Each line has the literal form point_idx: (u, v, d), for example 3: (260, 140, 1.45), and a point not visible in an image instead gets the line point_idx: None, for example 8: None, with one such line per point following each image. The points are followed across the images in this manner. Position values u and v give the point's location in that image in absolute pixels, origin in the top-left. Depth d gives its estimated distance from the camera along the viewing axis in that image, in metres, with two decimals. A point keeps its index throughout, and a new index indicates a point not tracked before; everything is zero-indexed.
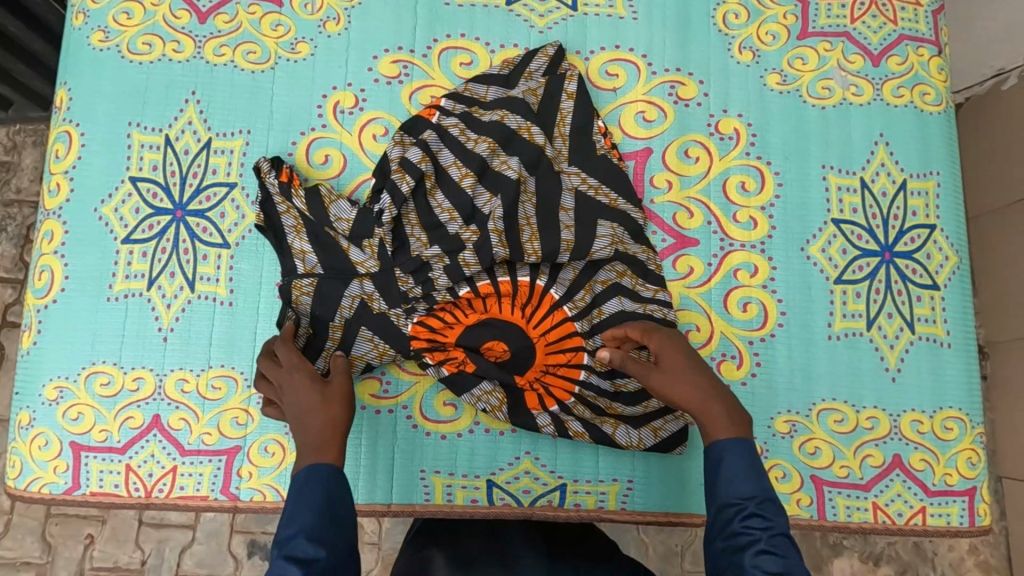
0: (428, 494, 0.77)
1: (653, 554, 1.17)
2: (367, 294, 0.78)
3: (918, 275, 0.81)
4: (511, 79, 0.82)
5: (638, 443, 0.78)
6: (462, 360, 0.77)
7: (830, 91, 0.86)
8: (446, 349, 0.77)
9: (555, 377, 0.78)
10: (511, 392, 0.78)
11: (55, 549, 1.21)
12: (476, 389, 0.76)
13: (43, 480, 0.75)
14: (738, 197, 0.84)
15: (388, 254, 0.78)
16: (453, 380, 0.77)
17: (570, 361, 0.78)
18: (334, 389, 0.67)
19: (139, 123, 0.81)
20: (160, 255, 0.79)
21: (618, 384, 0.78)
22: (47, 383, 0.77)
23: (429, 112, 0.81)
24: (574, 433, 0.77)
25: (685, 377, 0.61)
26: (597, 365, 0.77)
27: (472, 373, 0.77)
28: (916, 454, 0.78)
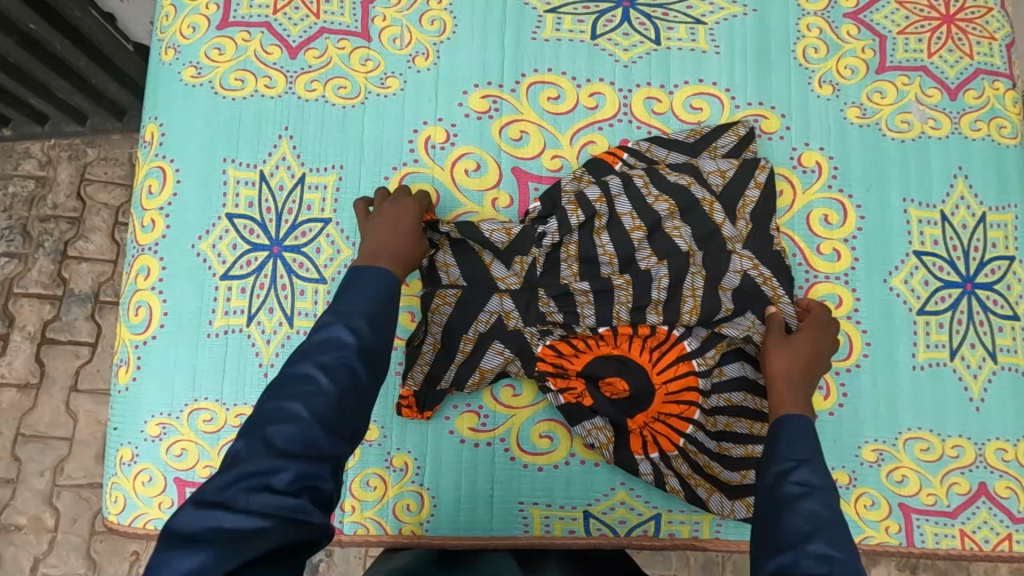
0: (526, 526, 0.79)
1: (693, 564, 1.17)
2: (506, 310, 0.79)
3: (998, 306, 0.83)
4: (697, 147, 0.83)
5: (730, 513, 0.78)
6: (581, 392, 0.78)
7: (909, 125, 0.87)
8: (568, 377, 0.78)
9: (664, 424, 0.79)
10: (618, 432, 0.78)
11: (100, 565, 1.23)
12: (589, 423, 0.77)
13: (149, 515, 0.76)
14: (821, 230, 0.85)
15: (535, 274, 0.80)
16: (570, 410, 0.77)
17: (682, 414, 0.78)
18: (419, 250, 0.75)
19: (234, 159, 0.82)
20: (259, 291, 0.80)
21: (722, 445, 0.79)
22: (149, 419, 0.78)
23: (613, 157, 0.83)
24: (670, 488, 0.78)
25: (789, 358, 0.73)
26: (706, 424, 0.79)
27: (587, 408, 0.78)
28: (1001, 482, 0.80)
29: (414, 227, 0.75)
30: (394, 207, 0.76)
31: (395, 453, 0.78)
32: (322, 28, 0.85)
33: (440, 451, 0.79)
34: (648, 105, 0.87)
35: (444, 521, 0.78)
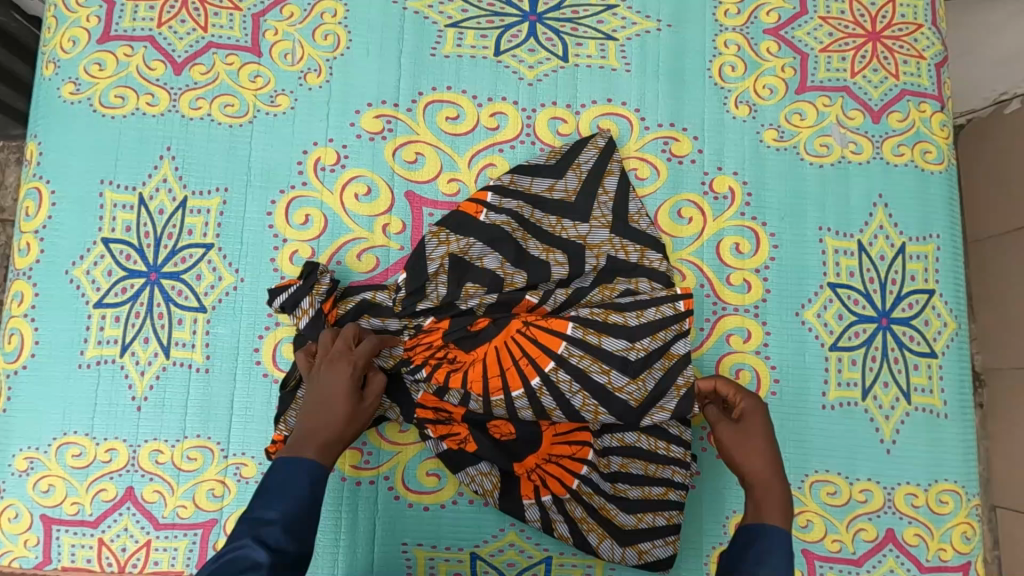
0: (410, 567, 0.76)
1: None
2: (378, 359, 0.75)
3: (915, 343, 0.79)
4: (560, 169, 0.79)
5: (621, 559, 0.74)
6: (464, 437, 0.75)
7: (829, 149, 0.83)
8: (450, 422, 0.75)
9: (554, 469, 0.75)
10: (505, 478, 0.76)
11: None
12: (472, 470, 0.75)
13: (13, 554, 0.73)
14: (732, 259, 0.81)
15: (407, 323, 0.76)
16: (452, 455, 0.75)
17: (574, 455, 0.75)
18: (362, 410, 0.68)
19: (112, 181, 0.78)
20: (134, 320, 0.76)
21: (617, 487, 0.75)
22: (17, 453, 0.74)
23: (475, 209, 0.77)
24: (557, 534, 0.75)
25: (755, 450, 0.65)
26: (600, 465, 0.75)
27: (471, 452, 0.75)
28: (910, 529, 0.76)
29: (352, 398, 0.67)
30: (327, 370, 0.68)
31: None
32: (209, 42, 0.81)
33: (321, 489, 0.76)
34: (553, 126, 0.82)
35: (323, 562, 0.75)
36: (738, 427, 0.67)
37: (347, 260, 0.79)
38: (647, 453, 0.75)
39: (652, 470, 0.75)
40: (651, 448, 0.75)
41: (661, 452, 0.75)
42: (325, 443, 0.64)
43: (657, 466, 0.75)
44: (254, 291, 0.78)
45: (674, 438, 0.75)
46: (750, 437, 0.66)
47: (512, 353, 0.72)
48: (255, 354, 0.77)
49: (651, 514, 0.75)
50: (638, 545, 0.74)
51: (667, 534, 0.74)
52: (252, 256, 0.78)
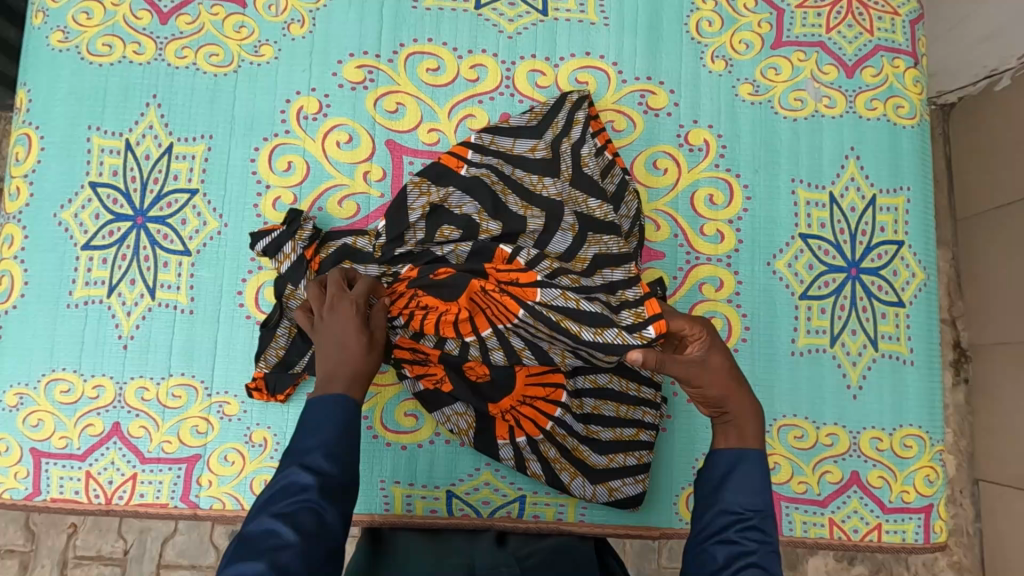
0: (387, 504, 0.78)
1: (630, 549, 1.19)
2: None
3: (883, 292, 0.81)
4: (540, 129, 0.79)
5: (592, 497, 0.77)
6: (441, 378, 0.76)
7: (803, 103, 0.84)
8: (427, 363, 0.76)
9: (528, 412, 0.77)
10: (481, 418, 0.78)
11: (38, 536, 1.23)
12: (448, 410, 0.77)
13: (4, 486, 0.76)
14: (706, 210, 0.83)
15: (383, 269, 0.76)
16: (429, 395, 0.77)
17: (548, 396, 0.76)
18: (377, 340, 0.66)
19: (98, 127, 0.80)
20: (121, 262, 0.78)
21: (590, 428, 0.77)
22: (7, 389, 0.77)
23: (455, 163, 0.77)
24: (530, 473, 0.77)
25: (709, 377, 0.59)
26: (574, 407, 0.76)
27: (447, 393, 0.77)
28: (874, 471, 0.78)
29: (365, 331, 0.65)
30: (333, 316, 0.65)
31: (254, 428, 0.77)
32: None
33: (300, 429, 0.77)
34: (532, 78, 0.84)
35: None
36: (702, 366, 0.59)
37: (328, 206, 0.81)
38: (618, 394, 0.77)
39: (623, 410, 0.77)
40: (622, 389, 0.77)
41: (631, 393, 0.77)
42: (351, 380, 0.62)
43: (627, 406, 0.77)
44: (236, 236, 0.80)
45: (646, 381, 0.78)
46: (707, 372, 0.59)
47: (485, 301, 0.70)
48: (238, 298, 0.79)
49: (622, 455, 0.77)
50: (609, 483, 0.76)
51: (637, 472, 0.77)
52: (236, 202, 0.80)
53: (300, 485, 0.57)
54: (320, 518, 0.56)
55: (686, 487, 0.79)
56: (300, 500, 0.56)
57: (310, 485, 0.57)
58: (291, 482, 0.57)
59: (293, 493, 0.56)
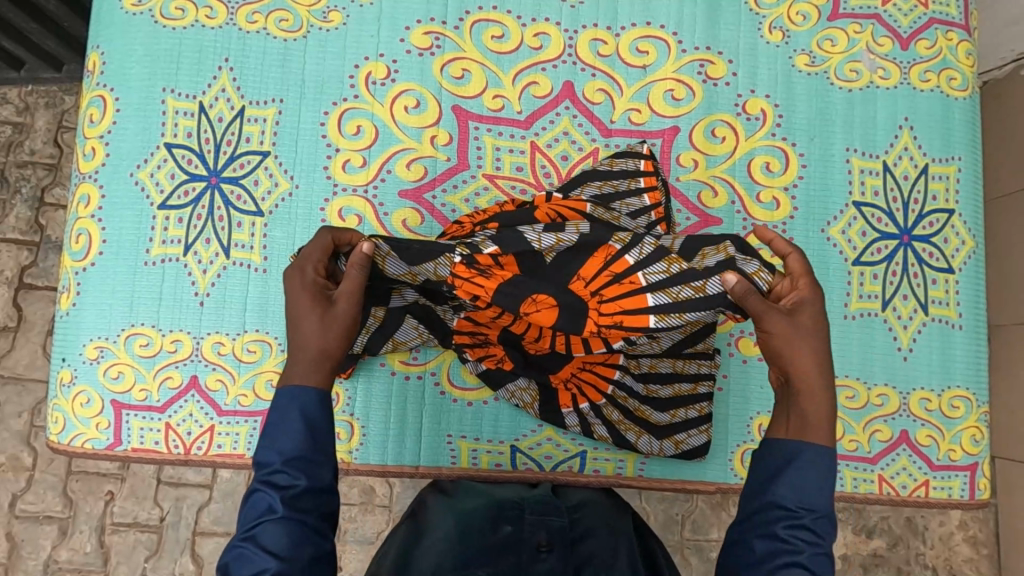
0: (454, 457, 0.81)
1: (653, 521, 1.22)
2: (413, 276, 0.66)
3: (934, 259, 0.83)
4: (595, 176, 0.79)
5: (659, 452, 0.79)
6: (500, 358, 0.78)
7: (858, 74, 0.86)
8: (488, 346, 0.77)
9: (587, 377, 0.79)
10: (545, 390, 0.79)
11: (76, 503, 1.25)
12: (511, 385, 0.79)
13: (86, 436, 0.78)
14: (762, 178, 0.85)
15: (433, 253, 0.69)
16: (491, 373, 0.79)
17: (605, 361, 0.78)
18: (334, 311, 0.57)
19: (173, 89, 0.82)
20: (196, 222, 0.81)
21: (649, 388, 0.79)
22: (88, 342, 0.79)
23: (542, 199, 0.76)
24: (597, 436, 0.79)
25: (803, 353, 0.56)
26: (632, 368, 0.78)
27: (508, 370, 0.78)
28: (923, 430, 0.81)
29: (311, 304, 0.57)
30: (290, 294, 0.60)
31: None
32: None
33: (373, 381, 0.80)
34: (594, 46, 0.86)
35: (374, 450, 0.80)
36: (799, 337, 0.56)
37: (396, 169, 0.83)
38: (675, 351, 0.78)
39: (680, 365, 0.79)
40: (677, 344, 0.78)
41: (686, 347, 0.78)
42: (313, 361, 0.55)
43: (684, 361, 0.79)
44: (308, 197, 0.82)
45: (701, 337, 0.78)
46: (794, 336, 0.55)
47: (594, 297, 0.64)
48: None
49: (684, 409, 0.79)
50: (675, 436, 0.79)
51: (700, 424, 0.79)
52: (306, 164, 0.82)
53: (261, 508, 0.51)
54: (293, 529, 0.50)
55: (742, 443, 0.82)
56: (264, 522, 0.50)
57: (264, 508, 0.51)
58: (252, 505, 0.51)
59: (258, 513, 0.51)
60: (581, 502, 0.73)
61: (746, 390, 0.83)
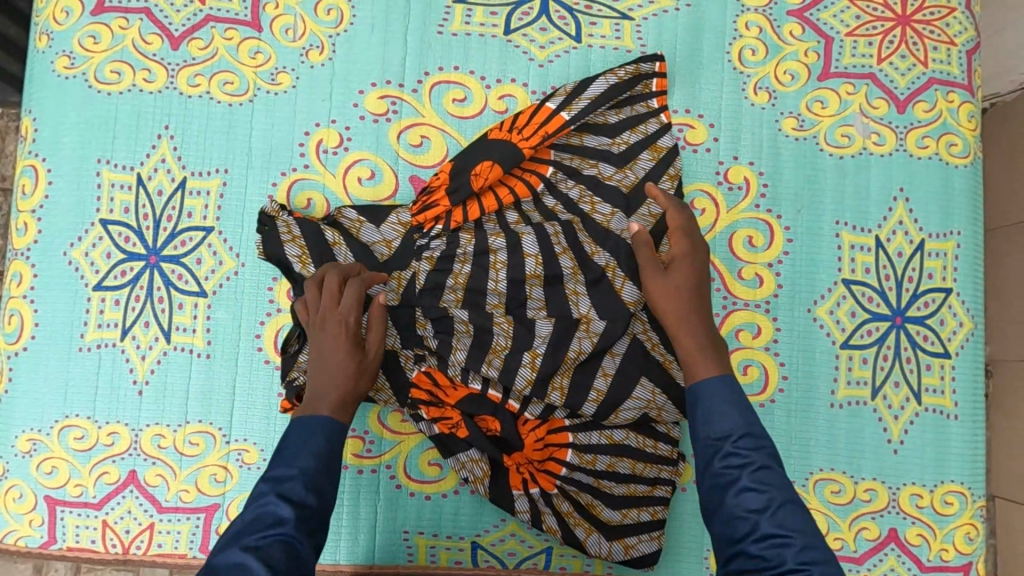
0: (411, 555, 0.76)
1: None
2: (388, 241, 0.75)
3: (929, 342, 0.77)
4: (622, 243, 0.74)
5: (608, 554, 0.74)
6: (456, 423, 0.74)
7: (850, 139, 0.80)
8: (442, 407, 0.74)
9: (538, 470, 0.74)
10: (495, 466, 0.75)
11: None
12: (463, 455, 0.74)
13: (18, 533, 0.74)
14: (744, 252, 0.79)
15: (413, 293, 0.73)
16: (443, 439, 0.74)
17: (554, 455, 0.74)
18: (368, 363, 0.67)
19: (109, 160, 0.76)
20: (134, 304, 0.75)
21: (601, 482, 0.74)
22: (19, 434, 0.74)
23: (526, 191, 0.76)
24: (546, 527, 0.74)
25: None
26: (584, 463, 0.74)
27: (462, 439, 0.74)
28: (913, 529, 0.76)
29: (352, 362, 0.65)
30: (323, 338, 0.66)
31: None
32: (207, 15, 0.78)
33: None
34: None
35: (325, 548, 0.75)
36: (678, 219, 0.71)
37: None
38: (636, 451, 0.74)
39: (640, 468, 0.74)
40: (639, 446, 0.75)
41: (649, 450, 0.75)
42: (336, 403, 0.63)
43: (646, 463, 0.75)
44: (254, 276, 0.76)
45: (662, 437, 0.76)
46: None
47: (512, 168, 0.75)
48: (257, 340, 0.76)
49: (636, 510, 0.75)
50: (625, 539, 0.74)
51: (652, 529, 0.75)
52: (252, 240, 0.77)
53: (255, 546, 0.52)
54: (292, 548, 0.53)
55: None
56: (269, 535, 0.53)
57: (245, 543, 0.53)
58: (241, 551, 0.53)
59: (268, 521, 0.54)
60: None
61: None
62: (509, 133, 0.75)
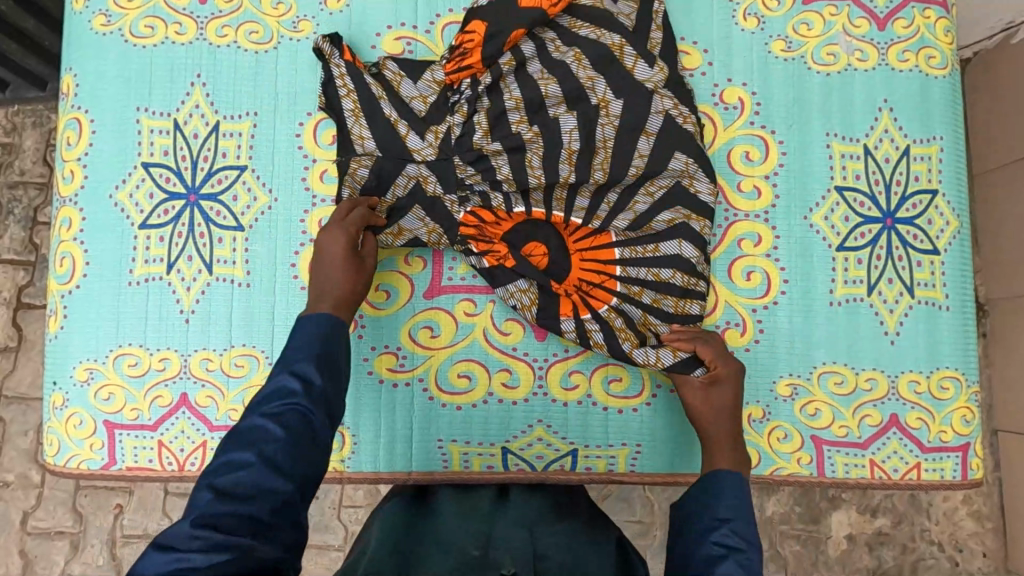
0: (445, 461, 0.81)
1: (657, 511, 1.26)
2: (423, 96, 0.82)
3: (918, 241, 0.83)
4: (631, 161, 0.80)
5: (657, 360, 0.78)
6: (505, 255, 0.80)
7: (835, 57, 0.85)
8: (490, 241, 0.80)
9: (587, 293, 0.80)
10: (543, 294, 0.80)
11: (86, 518, 1.26)
12: (510, 286, 0.79)
13: (80, 457, 0.79)
14: (742, 167, 0.85)
15: (449, 142, 0.81)
16: (492, 272, 0.80)
17: (602, 284, 0.80)
18: (365, 266, 0.76)
19: (147, 109, 0.82)
20: (177, 240, 0.81)
21: (648, 318, 0.79)
22: (77, 365, 0.80)
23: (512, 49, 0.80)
24: (594, 343, 0.79)
25: None
26: (630, 298, 0.79)
27: (511, 270, 0.80)
28: (912, 413, 0.81)
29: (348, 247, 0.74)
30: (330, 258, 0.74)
31: None
32: None
33: (361, 392, 0.81)
34: None
35: (366, 457, 0.81)
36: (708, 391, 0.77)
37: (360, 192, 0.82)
38: (672, 311, 0.80)
39: (681, 306, 0.80)
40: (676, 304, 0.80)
41: (686, 310, 0.80)
42: (336, 301, 0.72)
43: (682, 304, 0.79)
44: (288, 209, 0.82)
45: (695, 292, 0.80)
46: None
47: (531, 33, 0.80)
48: (292, 270, 0.81)
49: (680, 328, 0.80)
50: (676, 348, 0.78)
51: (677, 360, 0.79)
52: (285, 177, 0.82)
53: (266, 436, 0.57)
54: (307, 417, 0.59)
55: None
56: (289, 402, 0.59)
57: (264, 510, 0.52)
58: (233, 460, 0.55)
59: (279, 399, 0.59)
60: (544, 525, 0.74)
61: None
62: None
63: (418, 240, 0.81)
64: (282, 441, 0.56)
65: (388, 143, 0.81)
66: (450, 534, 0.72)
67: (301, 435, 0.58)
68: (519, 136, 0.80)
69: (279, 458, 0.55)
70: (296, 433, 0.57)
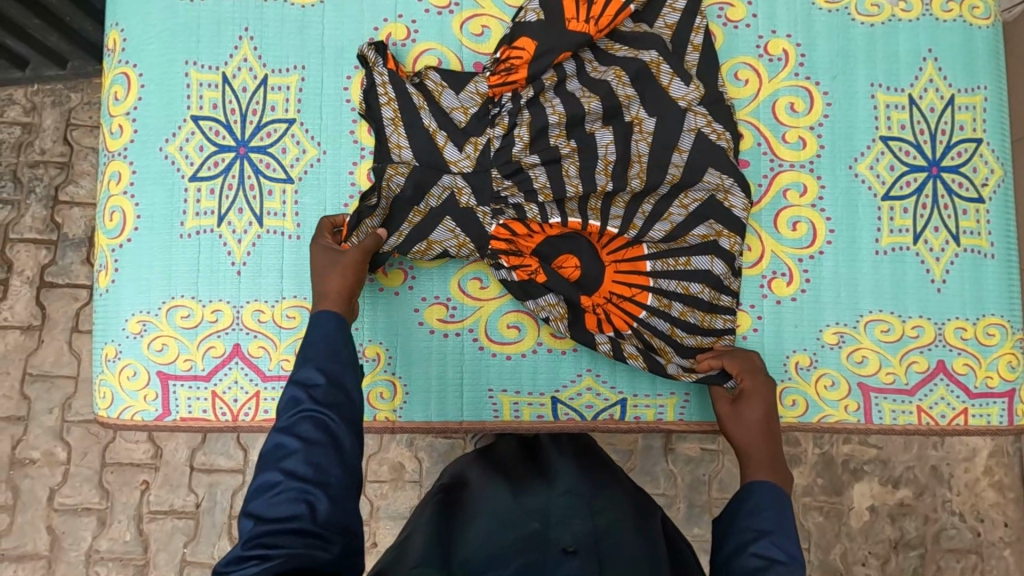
0: (496, 411, 0.82)
1: (681, 484, 1.25)
2: (464, 107, 0.81)
3: (963, 189, 0.83)
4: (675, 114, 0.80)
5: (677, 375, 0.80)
6: (535, 270, 0.80)
7: (879, 8, 0.86)
8: (522, 256, 0.80)
9: (615, 308, 0.80)
10: (573, 308, 0.80)
11: (112, 494, 1.25)
12: (542, 299, 0.80)
13: (134, 408, 0.80)
14: (787, 118, 0.85)
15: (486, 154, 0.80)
16: (525, 287, 0.80)
17: (633, 297, 0.80)
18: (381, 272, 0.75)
19: (195, 62, 0.82)
20: (227, 192, 0.81)
21: (675, 331, 0.80)
22: (130, 317, 0.80)
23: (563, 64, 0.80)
24: (629, 354, 0.80)
25: None
26: (661, 308, 0.80)
27: (541, 284, 0.80)
28: (959, 359, 0.82)
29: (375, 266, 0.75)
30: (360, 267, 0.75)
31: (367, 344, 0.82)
32: None
33: (411, 344, 0.82)
34: None
35: (417, 409, 0.82)
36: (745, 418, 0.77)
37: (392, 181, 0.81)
38: (707, 304, 0.80)
39: (709, 320, 0.80)
40: (712, 299, 0.80)
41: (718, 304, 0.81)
42: None
43: (712, 315, 0.80)
44: (335, 162, 0.82)
45: (725, 289, 0.81)
46: None
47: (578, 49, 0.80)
48: None
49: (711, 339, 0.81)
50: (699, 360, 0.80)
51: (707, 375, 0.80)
52: (332, 131, 0.83)
53: (285, 451, 0.59)
54: (320, 420, 0.61)
55: (779, 382, 0.83)
56: (299, 411, 0.62)
57: (305, 514, 0.55)
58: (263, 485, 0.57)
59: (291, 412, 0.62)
60: (602, 488, 0.70)
61: (780, 330, 0.83)
62: (587, 23, 0.79)
63: (447, 254, 0.80)
64: (301, 452, 0.58)
65: (425, 154, 0.80)
66: (498, 516, 0.65)
67: (322, 444, 0.60)
68: (557, 150, 0.79)
69: (302, 469, 0.57)
70: (314, 442, 0.59)
